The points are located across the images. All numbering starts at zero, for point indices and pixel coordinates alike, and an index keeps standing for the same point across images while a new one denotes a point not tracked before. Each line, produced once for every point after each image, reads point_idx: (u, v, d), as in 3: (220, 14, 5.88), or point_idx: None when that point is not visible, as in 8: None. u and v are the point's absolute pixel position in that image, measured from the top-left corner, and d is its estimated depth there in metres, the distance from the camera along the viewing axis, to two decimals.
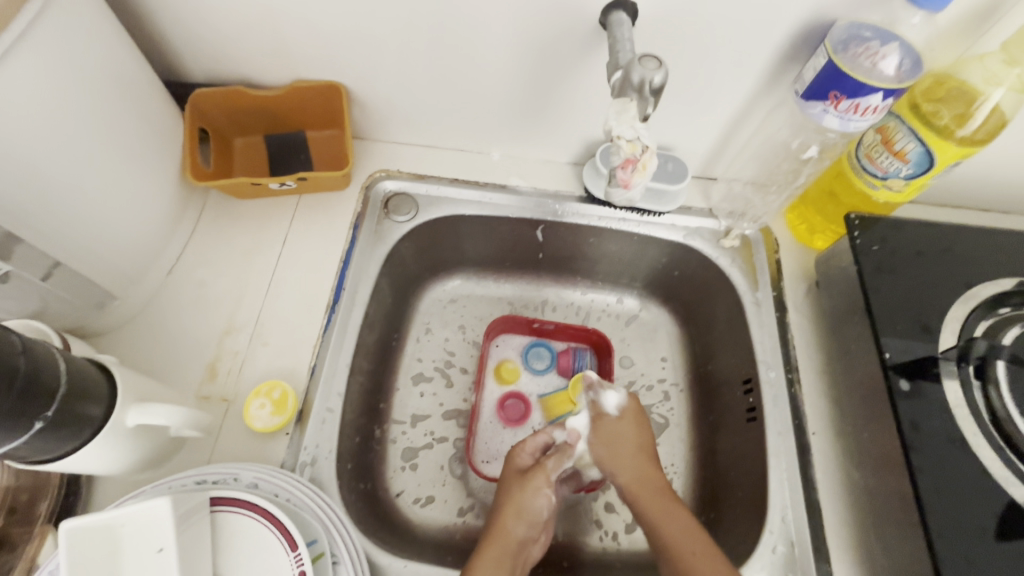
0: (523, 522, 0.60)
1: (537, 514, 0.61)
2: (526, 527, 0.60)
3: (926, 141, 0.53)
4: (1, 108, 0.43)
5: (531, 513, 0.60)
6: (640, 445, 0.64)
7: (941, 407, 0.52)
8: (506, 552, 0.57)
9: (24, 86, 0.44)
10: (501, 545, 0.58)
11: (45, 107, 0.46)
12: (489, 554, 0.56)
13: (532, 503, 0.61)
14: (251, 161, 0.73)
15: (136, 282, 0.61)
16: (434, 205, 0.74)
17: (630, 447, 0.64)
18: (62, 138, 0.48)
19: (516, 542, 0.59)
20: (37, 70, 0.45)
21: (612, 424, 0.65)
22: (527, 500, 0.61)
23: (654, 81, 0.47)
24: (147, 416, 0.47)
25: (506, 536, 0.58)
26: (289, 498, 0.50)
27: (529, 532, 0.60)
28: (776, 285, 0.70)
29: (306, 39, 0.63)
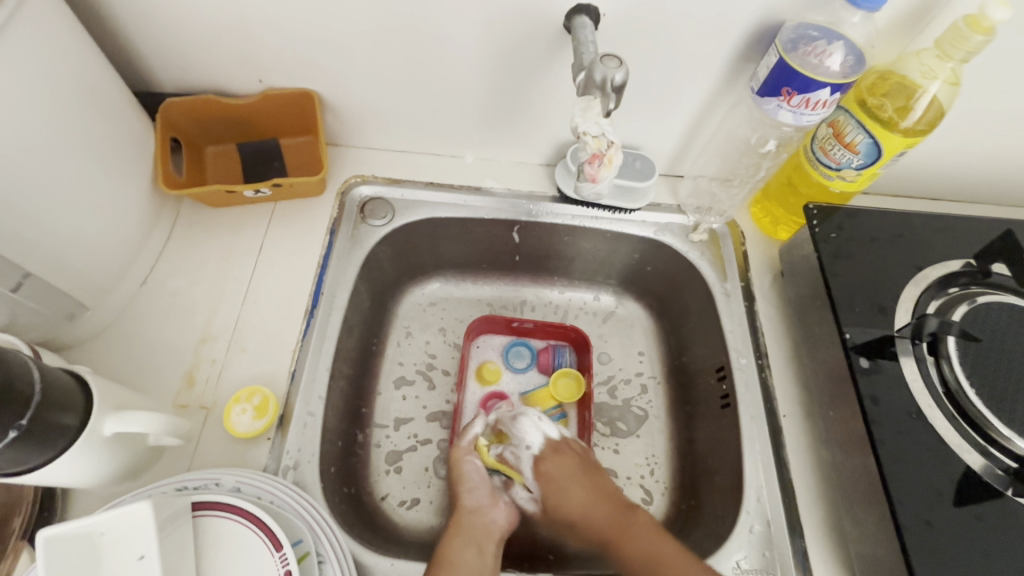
0: (467, 493, 0.64)
1: (474, 481, 0.65)
2: (474, 496, 0.64)
3: (872, 133, 0.56)
4: None
5: (472, 483, 0.65)
6: (586, 477, 0.65)
7: (899, 382, 0.55)
8: (467, 527, 0.61)
9: None
10: (460, 524, 0.61)
11: (10, 115, 0.46)
12: (454, 534, 0.60)
13: (466, 473, 0.66)
14: (224, 169, 0.73)
15: (109, 293, 0.61)
16: (410, 209, 0.75)
17: (574, 484, 0.65)
18: (29, 147, 0.48)
19: (471, 512, 0.63)
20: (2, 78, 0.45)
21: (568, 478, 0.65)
22: (463, 472, 0.66)
23: (615, 79, 0.51)
24: (125, 424, 0.47)
25: (462, 513, 0.62)
26: (273, 500, 0.50)
27: (479, 500, 0.64)
28: (743, 275, 0.72)
29: (277, 47, 0.64)
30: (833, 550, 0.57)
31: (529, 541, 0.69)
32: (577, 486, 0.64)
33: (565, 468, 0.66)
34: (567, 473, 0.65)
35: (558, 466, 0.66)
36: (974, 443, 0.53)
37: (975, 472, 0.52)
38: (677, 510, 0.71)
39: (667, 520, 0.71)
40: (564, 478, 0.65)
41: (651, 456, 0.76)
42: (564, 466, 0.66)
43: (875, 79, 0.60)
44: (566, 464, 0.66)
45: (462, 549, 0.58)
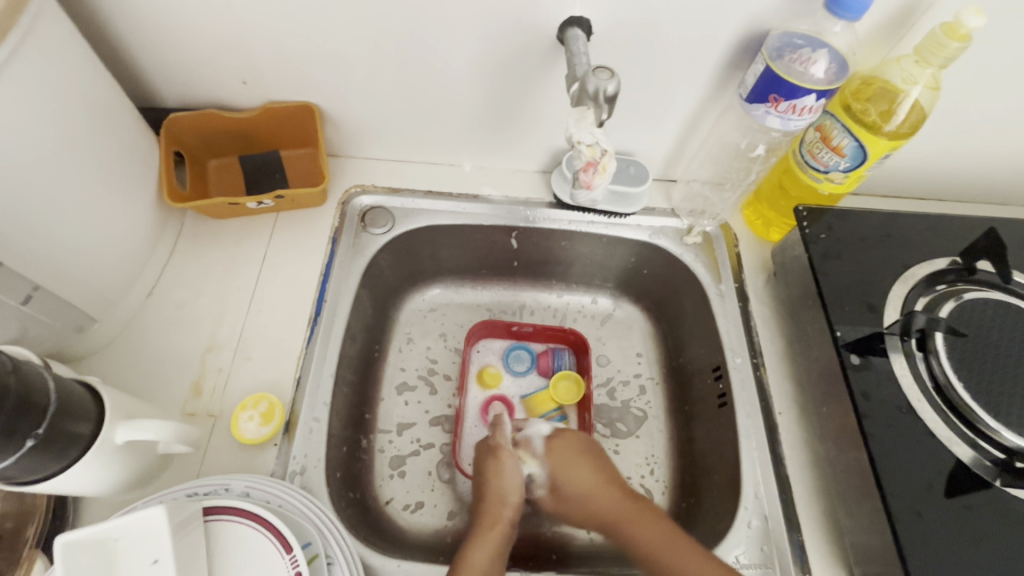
0: (509, 504, 0.65)
1: (516, 491, 0.66)
2: (515, 510, 0.65)
3: (857, 136, 0.58)
4: None
5: (508, 491, 0.66)
6: (590, 458, 0.68)
7: (889, 377, 0.57)
8: (500, 537, 0.61)
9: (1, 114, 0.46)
10: (496, 533, 0.62)
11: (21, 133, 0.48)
12: (486, 542, 0.60)
13: (508, 481, 0.66)
14: (226, 181, 0.74)
15: (116, 305, 0.62)
16: (409, 217, 0.77)
17: (580, 465, 0.67)
18: (39, 164, 0.50)
19: (510, 525, 0.63)
20: (14, 97, 0.47)
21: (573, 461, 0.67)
22: (507, 484, 0.66)
23: (608, 90, 0.51)
24: (136, 432, 0.48)
25: (500, 523, 0.63)
26: (281, 504, 0.51)
27: (517, 511, 0.65)
28: (736, 276, 0.74)
29: (278, 62, 0.66)
30: (830, 544, 0.58)
31: (531, 541, 0.70)
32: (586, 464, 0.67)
33: (576, 447, 0.69)
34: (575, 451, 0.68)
35: (564, 444, 0.69)
36: (963, 436, 0.54)
37: (965, 464, 0.53)
38: (677, 508, 0.72)
39: None
40: (571, 455, 0.68)
41: (651, 456, 0.77)
42: (573, 448, 0.69)
43: (859, 84, 0.62)
44: (574, 445, 0.69)
45: (493, 559, 0.58)
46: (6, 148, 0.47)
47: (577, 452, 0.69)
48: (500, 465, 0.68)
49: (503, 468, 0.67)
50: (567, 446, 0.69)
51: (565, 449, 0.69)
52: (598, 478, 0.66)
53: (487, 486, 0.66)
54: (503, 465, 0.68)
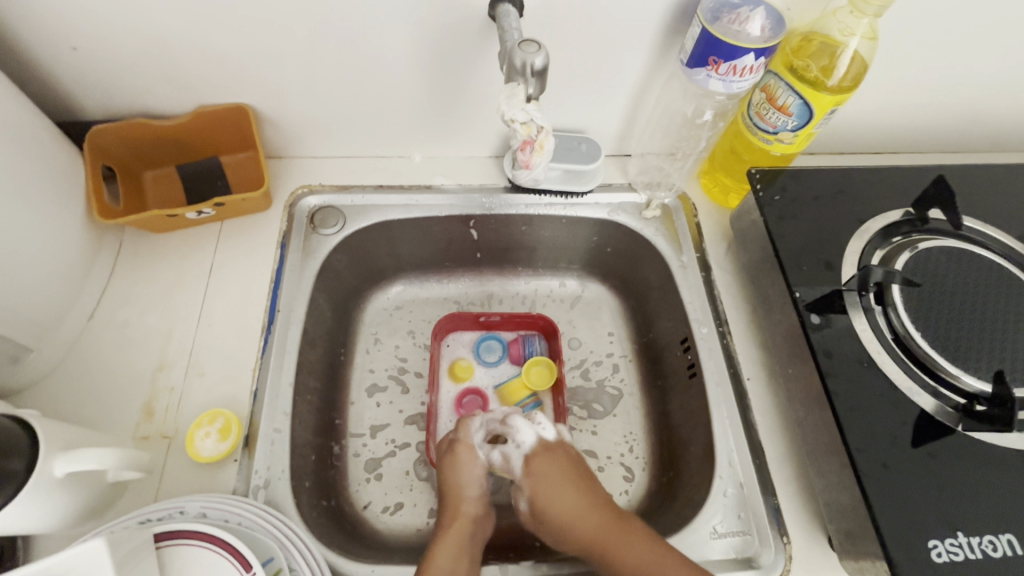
0: (466, 497, 0.63)
1: (477, 486, 0.64)
2: (475, 504, 0.63)
3: (802, 94, 0.57)
4: None
5: (468, 486, 0.63)
6: (575, 478, 0.62)
7: (849, 334, 0.57)
8: (461, 534, 0.59)
9: None
10: (458, 529, 0.59)
11: None
12: (446, 538, 0.58)
13: (466, 474, 0.64)
14: (165, 193, 0.71)
15: (54, 332, 0.59)
16: (362, 214, 0.75)
17: (564, 485, 0.62)
18: None
19: (472, 520, 0.61)
20: None
21: (549, 474, 0.62)
22: (464, 477, 0.64)
23: (535, 64, 0.50)
24: (77, 463, 0.45)
25: (460, 517, 0.61)
26: (241, 521, 0.49)
27: (477, 505, 0.63)
28: (698, 246, 0.74)
29: (203, 64, 0.63)
30: (805, 504, 0.58)
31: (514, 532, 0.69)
32: (569, 490, 0.61)
33: (557, 476, 0.62)
34: (556, 474, 0.62)
35: (548, 467, 0.63)
36: (924, 385, 0.55)
37: (928, 413, 0.53)
38: (657, 483, 0.72)
39: (649, 494, 0.72)
40: (554, 487, 0.62)
41: (629, 434, 0.76)
42: (553, 468, 0.63)
43: (800, 41, 0.61)
44: (558, 469, 0.63)
45: (453, 556, 0.56)
46: None
47: (561, 473, 0.63)
48: (457, 461, 0.65)
49: (461, 463, 0.64)
50: (564, 462, 0.64)
51: (547, 476, 0.62)
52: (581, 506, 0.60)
53: (447, 479, 0.64)
54: (463, 460, 0.65)
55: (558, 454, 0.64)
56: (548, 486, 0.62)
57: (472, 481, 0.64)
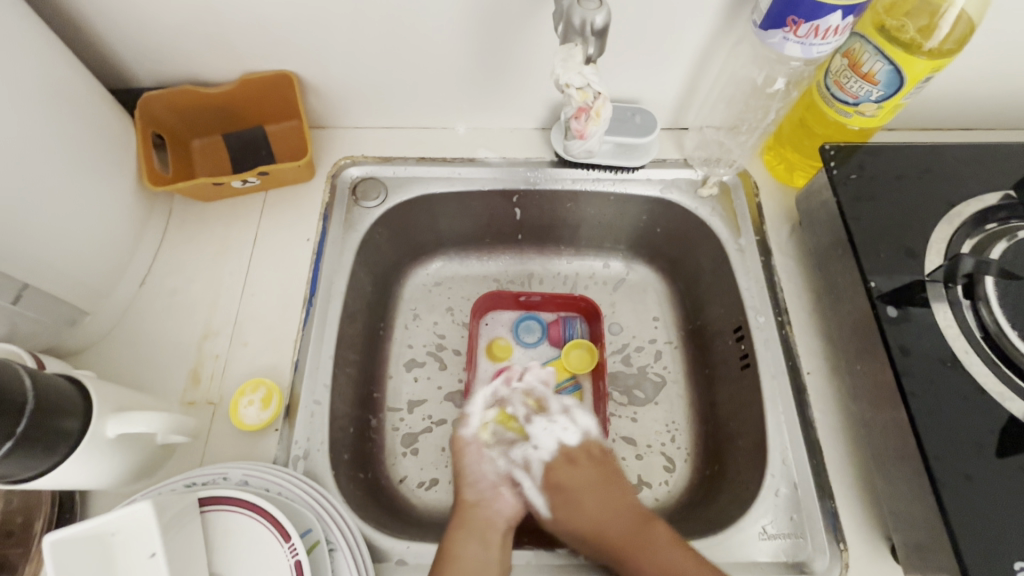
0: (469, 487, 0.63)
1: (481, 477, 0.64)
2: (476, 491, 0.62)
3: (892, 59, 0.51)
4: None
5: (476, 477, 0.64)
6: (605, 485, 0.64)
7: (931, 330, 0.52)
8: (475, 520, 0.59)
9: None
10: (469, 518, 0.59)
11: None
12: (458, 527, 0.57)
13: (476, 468, 0.64)
14: (212, 161, 0.71)
15: (107, 296, 0.60)
16: (404, 187, 0.73)
17: (593, 491, 0.63)
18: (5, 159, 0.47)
19: (475, 505, 0.61)
20: None
21: (567, 471, 0.65)
22: (467, 469, 0.64)
23: (595, 22, 0.47)
24: (127, 425, 0.47)
25: (465, 507, 0.60)
26: (281, 491, 0.50)
27: (481, 494, 0.62)
28: (758, 229, 0.68)
29: (248, 31, 0.61)
30: (866, 509, 0.55)
31: None
32: (591, 492, 0.63)
33: (588, 477, 0.64)
34: (585, 480, 0.64)
35: (571, 473, 0.65)
36: (1017, 389, 0.49)
37: (1020, 422, 0.48)
38: (701, 475, 0.69)
39: (692, 486, 0.69)
40: (578, 490, 0.63)
41: (671, 424, 0.73)
42: (585, 473, 0.65)
43: None
44: (586, 472, 0.65)
45: (472, 539, 0.56)
46: None
47: (592, 478, 0.64)
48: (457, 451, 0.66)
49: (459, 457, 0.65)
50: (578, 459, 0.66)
51: (569, 480, 0.65)
52: (602, 514, 0.60)
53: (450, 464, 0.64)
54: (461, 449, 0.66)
55: (590, 462, 0.66)
56: (574, 485, 0.64)
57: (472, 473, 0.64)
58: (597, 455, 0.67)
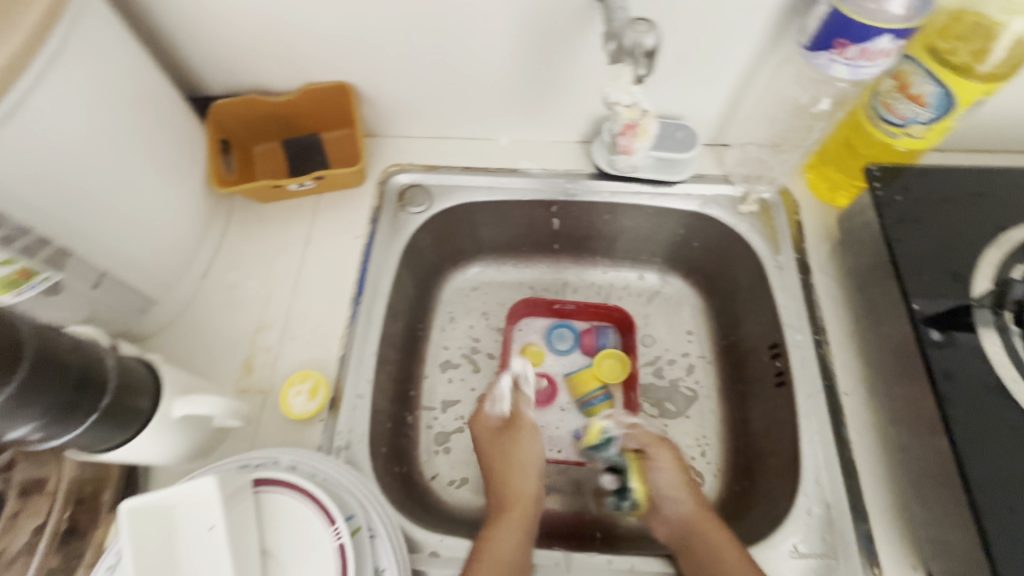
0: (519, 479, 0.62)
1: (530, 473, 0.63)
2: (529, 488, 0.62)
3: (943, 81, 0.51)
4: (58, 138, 0.47)
5: (524, 467, 0.63)
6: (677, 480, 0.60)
7: (976, 355, 0.51)
8: (518, 518, 0.58)
9: (73, 117, 0.48)
10: (513, 513, 0.58)
11: (94, 137, 0.51)
12: (505, 522, 0.57)
13: (524, 454, 0.64)
14: (270, 165, 0.76)
15: (173, 287, 0.65)
16: (448, 195, 0.76)
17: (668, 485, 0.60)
18: (105, 162, 0.52)
19: (529, 507, 0.60)
20: (89, 100, 0.50)
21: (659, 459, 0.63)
22: (517, 458, 0.64)
23: (645, 44, 0.48)
24: (192, 406, 0.50)
25: (513, 501, 0.60)
26: (326, 477, 0.52)
27: (528, 488, 0.62)
28: (797, 247, 0.68)
29: (313, 45, 0.66)
30: (902, 534, 0.54)
31: (575, 522, 0.70)
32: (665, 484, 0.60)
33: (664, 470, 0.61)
34: (661, 472, 0.61)
35: (659, 463, 0.62)
36: None
37: None
38: (730, 491, 0.69)
39: (721, 502, 0.69)
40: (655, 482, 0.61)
41: (701, 438, 0.73)
42: (664, 467, 0.61)
43: (947, 20, 0.54)
44: (661, 463, 0.62)
45: (509, 536, 0.56)
46: (82, 148, 0.50)
47: (665, 472, 0.61)
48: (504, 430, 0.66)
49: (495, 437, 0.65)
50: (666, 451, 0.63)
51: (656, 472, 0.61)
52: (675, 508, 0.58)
53: (492, 440, 0.65)
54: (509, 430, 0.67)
55: (667, 454, 0.62)
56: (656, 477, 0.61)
57: (516, 463, 0.63)
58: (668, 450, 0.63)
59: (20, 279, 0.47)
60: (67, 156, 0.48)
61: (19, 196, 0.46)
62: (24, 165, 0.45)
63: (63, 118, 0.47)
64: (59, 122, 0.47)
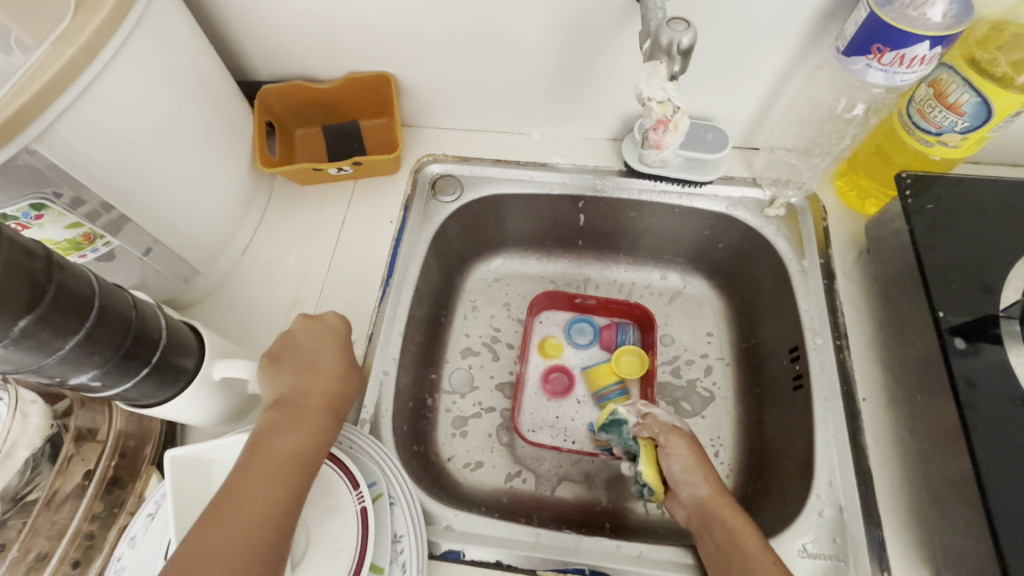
0: (309, 398, 0.50)
1: (321, 389, 0.52)
2: (321, 398, 0.51)
3: (981, 91, 0.51)
4: (124, 113, 0.51)
5: (312, 385, 0.51)
6: (690, 469, 0.60)
7: (1001, 367, 0.51)
8: (295, 428, 0.48)
9: (138, 94, 0.52)
10: (297, 420, 0.48)
11: (157, 113, 0.54)
12: (288, 428, 0.47)
13: (316, 362, 0.54)
14: (311, 150, 0.79)
15: (216, 260, 0.69)
16: (478, 185, 0.78)
17: (679, 476, 0.60)
18: (165, 139, 0.56)
19: (315, 419, 0.49)
20: (150, 81, 0.53)
21: (668, 451, 0.61)
22: (322, 380, 0.52)
23: (683, 42, 0.49)
24: (229, 370, 0.53)
25: (292, 409, 0.49)
26: (351, 446, 0.55)
27: (324, 390, 0.52)
28: (823, 253, 0.68)
29: (359, 36, 0.69)
30: (915, 541, 0.54)
31: (586, 511, 0.72)
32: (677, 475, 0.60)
33: (675, 461, 0.60)
34: (672, 463, 0.60)
35: (667, 455, 0.61)
36: None
37: None
38: (742, 491, 0.70)
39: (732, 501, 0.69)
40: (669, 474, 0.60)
41: (716, 439, 0.74)
42: (674, 458, 0.61)
43: (988, 31, 0.54)
44: (672, 453, 0.61)
45: (294, 440, 0.47)
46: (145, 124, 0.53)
47: (677, 462, 0.60)
48: (348, 356, 0.56)
49: (325, 335, 0.56)
50: (675, 442, 0.61)
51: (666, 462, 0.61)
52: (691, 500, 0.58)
53: (290, 338, 0.56)
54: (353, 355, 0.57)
55: (676, 443, 0.61)
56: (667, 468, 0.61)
57: (316, 423, 0.49)
58: (679, 440, 0.62)
59: (83, 242, 0.53)
60: (133, 132, 0.52)
61: (88, 165, 0.49)
62: (94, 136, 0.49)
63: (130, 95, 0.51)
64: (126, 99, 0.51)
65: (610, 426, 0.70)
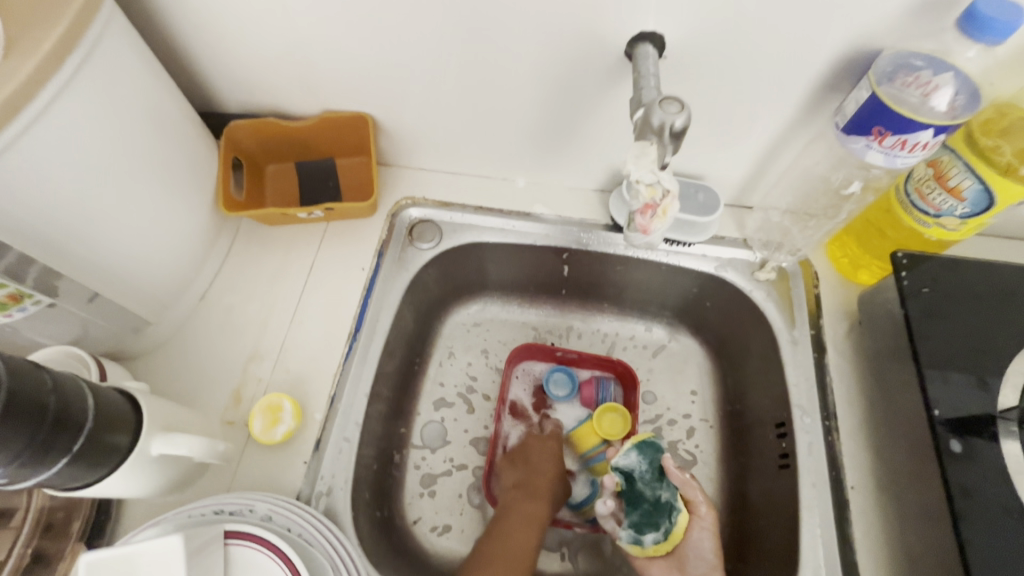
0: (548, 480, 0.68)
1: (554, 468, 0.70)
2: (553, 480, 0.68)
3: (984, 179, 0.49)
4: (63, 162, 0.46)
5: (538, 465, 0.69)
6: (711, 547, 0.59)
7: (996, 472, 0.48)
8: (511, 527, 0.62)
9: (83, 141, 0.48)
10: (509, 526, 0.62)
11: (105, 160, 0.50)
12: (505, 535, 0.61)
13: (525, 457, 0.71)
14: (282, 188, 0.75)
15: (169, 307, 0.64)
16: (458, 233, 0.75)
17: (700, 552, 0.59)
18: (113, 187, 0.51)
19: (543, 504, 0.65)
20: (98, 126, 0.49)
21: (701, 525, 0.60)
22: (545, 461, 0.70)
23: (676, 125, 0.45)
24: (170, 446, 0.48)
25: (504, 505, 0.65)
26: (300, 532, 0.50)
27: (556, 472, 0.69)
28: (814, 323, 0.66)
29: (336, 75, 0.65)
30: None
31: None
32: (695, 550, 0.59)
33: (704, 538, 0.60)
34: (701, 538, 0.60)
35: (700, 530, 0.60)
36: None
37: None
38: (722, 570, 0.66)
39: None
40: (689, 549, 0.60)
41: None
42: (704, 535, 0.60)
43: (992, 114, 0.52)
44: (702, 527, 0.60)
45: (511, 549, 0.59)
46: (89, 173, 0.49)
47: (705, 538, 0.60)
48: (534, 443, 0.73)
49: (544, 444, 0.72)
50: (709, 517, 0.60)
51: (693, 535, 0.60)
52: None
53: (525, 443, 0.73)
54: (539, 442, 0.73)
55: (710, 520, 0.60)
56: (692, 544, 0.60)
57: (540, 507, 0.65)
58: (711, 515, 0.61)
59: (7, 303, 0.48)
60: (75, 182, 0.48)
61: (15, 219, 0.45)
62: (24, 188, 0.44)
63: (70, 143, 0.46)
64: (69, 146, 0.46)
65: (642, 449, 0.62)
